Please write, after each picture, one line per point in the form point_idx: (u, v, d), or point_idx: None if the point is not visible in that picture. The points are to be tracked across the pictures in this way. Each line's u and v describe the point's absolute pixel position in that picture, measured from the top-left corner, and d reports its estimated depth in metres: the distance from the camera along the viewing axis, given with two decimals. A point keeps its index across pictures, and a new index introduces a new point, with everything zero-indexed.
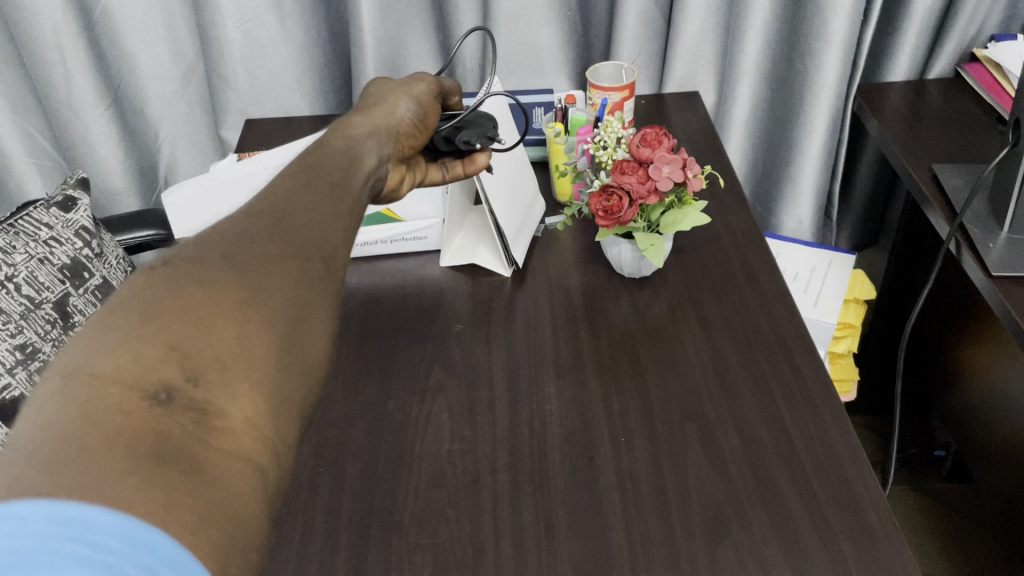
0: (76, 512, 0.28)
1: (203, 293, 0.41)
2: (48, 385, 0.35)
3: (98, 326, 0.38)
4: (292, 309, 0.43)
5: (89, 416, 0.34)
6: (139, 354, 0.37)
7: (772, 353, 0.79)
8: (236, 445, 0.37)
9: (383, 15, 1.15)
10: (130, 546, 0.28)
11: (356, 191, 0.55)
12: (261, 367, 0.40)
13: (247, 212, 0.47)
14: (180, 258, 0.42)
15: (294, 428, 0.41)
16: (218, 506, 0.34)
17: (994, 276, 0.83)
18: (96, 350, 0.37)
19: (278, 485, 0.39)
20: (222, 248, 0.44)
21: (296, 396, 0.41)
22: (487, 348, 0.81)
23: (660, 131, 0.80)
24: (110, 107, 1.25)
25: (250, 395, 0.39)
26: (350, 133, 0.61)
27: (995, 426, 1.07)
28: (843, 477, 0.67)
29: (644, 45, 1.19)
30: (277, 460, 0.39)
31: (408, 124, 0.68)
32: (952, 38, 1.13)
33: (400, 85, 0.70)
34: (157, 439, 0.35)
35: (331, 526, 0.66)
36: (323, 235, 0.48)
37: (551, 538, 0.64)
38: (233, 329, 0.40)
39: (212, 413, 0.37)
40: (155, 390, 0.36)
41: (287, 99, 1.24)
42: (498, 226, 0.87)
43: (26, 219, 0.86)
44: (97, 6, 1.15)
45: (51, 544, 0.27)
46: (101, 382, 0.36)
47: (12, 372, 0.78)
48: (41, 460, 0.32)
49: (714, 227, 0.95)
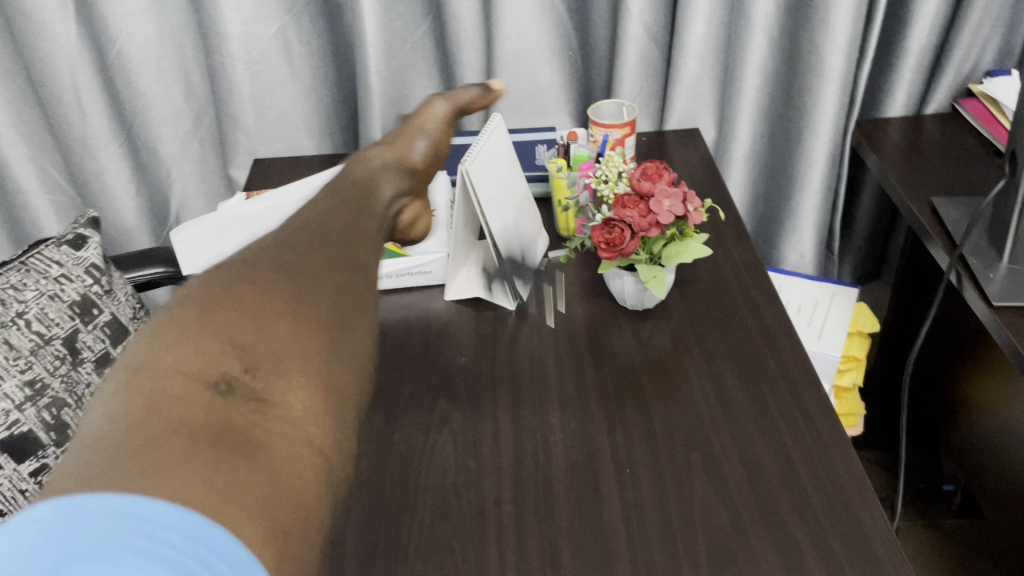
0: (139, 506, 0.29)
1: (255, 290, 0.42)
2: (115, 380, 0.37)
3: (164, 325, 0.39)
4: (341, 306, 0.44)
5: (152, 407, 0.35)
6: (200, 347, 0.39)
7: (774, 384, 0.79)
8: (296, 432, 0.38)
9: (387, 56, 1.17)
10: (190, 541, 0.28)
11: (381, 215, 0.56)
12: (314, 361, 0.41)
13: (298, 219, 0.49)
14: (235, 261, 0.44)
15: (351, 418, 0.42)
16: (277, 489, 0.35)
17: (995, 306, 0.83)
18: (159, 345, 0.38)
19: (342, 470, 0.40)
20: (276, 250, 0.45)
21: (349, 388, 0.43)
22: (492, 379, 0.82)
23: (661, 165, 0.82)
24: (123, 144, 1.28)
25: (305, 386, 0.40)
26: (372, 165, 0.63)
27: (1004, 459, 1.06)
28: (849, 508, 0.67)
29: (644, 84, 1.21)
30: (339, 447, 0.40)
31: (425, 160, 0.70)
32: (948, 75, 1.15)
33: (410, 129, 0.73)
34: (217, 426, 0.36)
35: (336, 556, 0.66)
36: (366, 244, 0.49)
37: (556, 568, 0.64)
38: (288, 324, 0.41)
39: (270, 403, 0.38)
40: (216, 381, 0.38)
41: (294, 139, 1.26)
42: (501, 260, 0.88)
43: (37, 257, 0.87)
44: (113, 47, 1.18)
45: (115, 538, 0.27)
46: (163, 374, 0.37)
47: (21, 409, 0.78)
48: (107, 443, 0.33)
49: (716, 259, 0.96)
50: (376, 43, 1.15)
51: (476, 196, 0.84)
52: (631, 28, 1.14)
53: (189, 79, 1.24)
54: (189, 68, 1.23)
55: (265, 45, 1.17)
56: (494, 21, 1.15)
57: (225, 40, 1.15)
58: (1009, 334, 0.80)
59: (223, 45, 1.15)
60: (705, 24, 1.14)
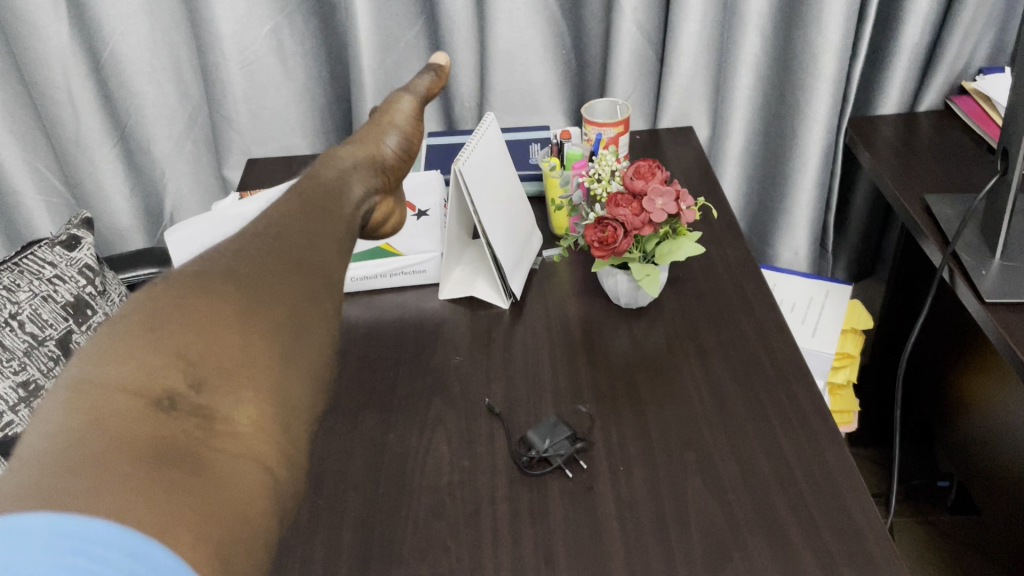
0: (77, 525, 0.30)
1: (204, 303, 0.43)
2: (54, 397, 0.37)
3: (107, 341, 0.40)
4: (295, 318, 0.45)
5: (95, 422, 0.36)
6: (143, 363, 0.39)
7: (768, 381, 0.79)
8: (244, 447, 0.39)
9: (380, 56, 1.17)
10: (129, 558, 0.30)
11: (348, 217, 0.56)
12: (264, 376, 0.42)
13: (249, 232, 0.49)
14: (183, 276, 0.45)
15: (305, 431, 0.43)
16: (224, 504, 0.36)
17: (988, 304, 0.84)
18: (102, 362, 0.38)
19: (290, 486, 0.41)
20: (226, 264, 0.46)
21: (303, 401, 0.43)
22: (487, 378, 0.82)
23: (653, 164, 0.82)
24: (117, 145, 1.27)
25: (255, 401, 0.41)
26: (339, 164, 0.63)
27: (999, 457, 1.06)
28: (842, 505, 0.67)
29: (637, 83, 1.21)
30: (289, 463, 0.41)
31: (392, 158, 0.71)
32: (941, 72, 1.15)
33: (380, 121, 0.74)
34: (162, 441, 0.37)
35: (331, 556, 0.66)
36: (320, 257, 0.50)
37: (551, 567, 0.64)
38: (235, 339, 0.42)
39: (216, 419, 0.39)
40: (160, 397, 0.38)
41: (289, 138, 1.26)
42: (496, 260, 0.88)
43: (31, 257, 0.87)
44: (105, 48, 1.18)
45: (52, 556, 0.29)
46: (106, 390, 0.37)
47: (15, 410, 0.79)
48: (49, 460, 0.33)
49: (710, 257, 0.96)
50: (370, 43, 1.15)
51: (469, 193, 0.84)
52: (625, 26, 1.14)
53: (183, 79, 1.24)
54: (183, 68, 1.23)
55: (259, 44, 1.17)
56: (488, 21, 1.15)
57: (217, 41, 1.15)
58: (1002, 331, 0.80)
59: (217, 44, 1.15)
60: (698, 23, 1.14)
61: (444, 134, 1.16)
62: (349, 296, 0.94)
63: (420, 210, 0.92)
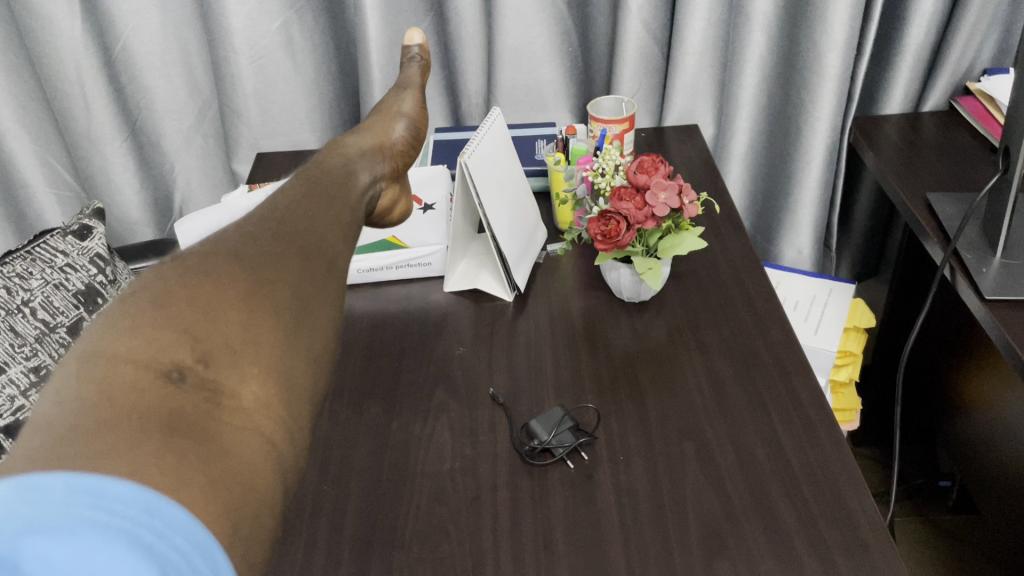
0: (94, 484, 0.31)
1: (211, 282, 0.44)
2: (65, 368, 0.38)
3: (116, 315, 0.41)
4: (296, 300, 0.46)
5: (104, 393, 0.37)
6: (151, 337, 0.40)
7: (767, 375, 0.80)
8: (250, 422, 0.40)
9: (388, 51, 1.19)
10: (146, 515, 0.31)
11: (354, 204, 0.57)
12: (268, 353, 0.43)
13: (254, 216, 0.50)
14: (189, 255, 0.45)
15: (307, 409, 0.44)
16: (230, 474, 0.37)
17: (988, 300, 0.84)
18: (111, 335, 0.39)
19: (292, 461, 0.42)
20: (230, 246, 0.47)
21: (305, 380, 0.45)
22: (490, 368, 0.83)
23: (657, 158, 0.82)
24: (127, 139, 1.29)
25: (258, 377, 0.42)
26: (345, 151, 0.64)
27: (999, 457, 1.07)
28: (839, 496, 0.68)
29: (643, 80, 1.23)
30: (291, 438, 0.43)
31: (402, 143, 0.72)
32: (945, 73, 1.16)
33: (388, 110, 0.76)
34: (171, 413, 0.38)
35: (334, 541, 0.67)
36: (324, 241, 0.51)
37: (549, 552, 0.65)
38: (241, 317, 0.43)
39: (223, 394, 0.40)
40: (168, 369, 0.39)
41: (297, 133, 1.28)
42: (499, 252, 0.89)
43: (43, 247, 0.89)
44: (117, 42, 1.20)
45: (73, 511, 0.30)
46: (115, 362, 0.38)
47: (26, 395, 0.80)
48: (60, 430, 0.34)
49: (711, 252, 0.97)
50: (378, 39, 1.16)
51: (474, 187, 0.85)
52: (631, 24, 1.15)
53: (193, 74, 1.25)
54: (193, 62, 1.24)
55: (269, 39, 1.18)
56: (495, 18, 1.16)
57: (228, 35, 1.16)
58: (1001, 327, 0.81)
59: (226, 39, 1.17)
60: (704, 21, 1.15)
61: (451, 130, 1.17)
62: (354, 288, 0.96)
63: (426, 204, 0.94)
